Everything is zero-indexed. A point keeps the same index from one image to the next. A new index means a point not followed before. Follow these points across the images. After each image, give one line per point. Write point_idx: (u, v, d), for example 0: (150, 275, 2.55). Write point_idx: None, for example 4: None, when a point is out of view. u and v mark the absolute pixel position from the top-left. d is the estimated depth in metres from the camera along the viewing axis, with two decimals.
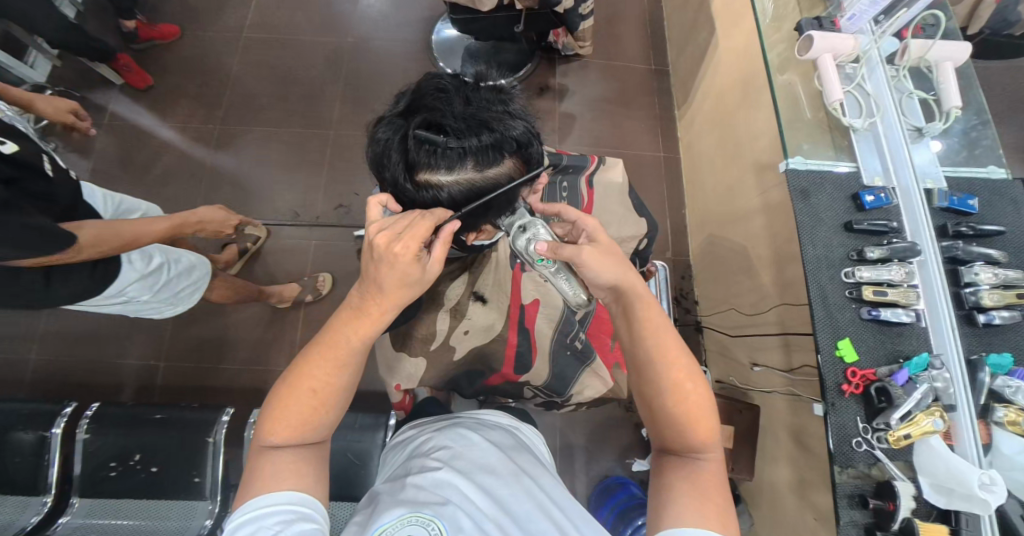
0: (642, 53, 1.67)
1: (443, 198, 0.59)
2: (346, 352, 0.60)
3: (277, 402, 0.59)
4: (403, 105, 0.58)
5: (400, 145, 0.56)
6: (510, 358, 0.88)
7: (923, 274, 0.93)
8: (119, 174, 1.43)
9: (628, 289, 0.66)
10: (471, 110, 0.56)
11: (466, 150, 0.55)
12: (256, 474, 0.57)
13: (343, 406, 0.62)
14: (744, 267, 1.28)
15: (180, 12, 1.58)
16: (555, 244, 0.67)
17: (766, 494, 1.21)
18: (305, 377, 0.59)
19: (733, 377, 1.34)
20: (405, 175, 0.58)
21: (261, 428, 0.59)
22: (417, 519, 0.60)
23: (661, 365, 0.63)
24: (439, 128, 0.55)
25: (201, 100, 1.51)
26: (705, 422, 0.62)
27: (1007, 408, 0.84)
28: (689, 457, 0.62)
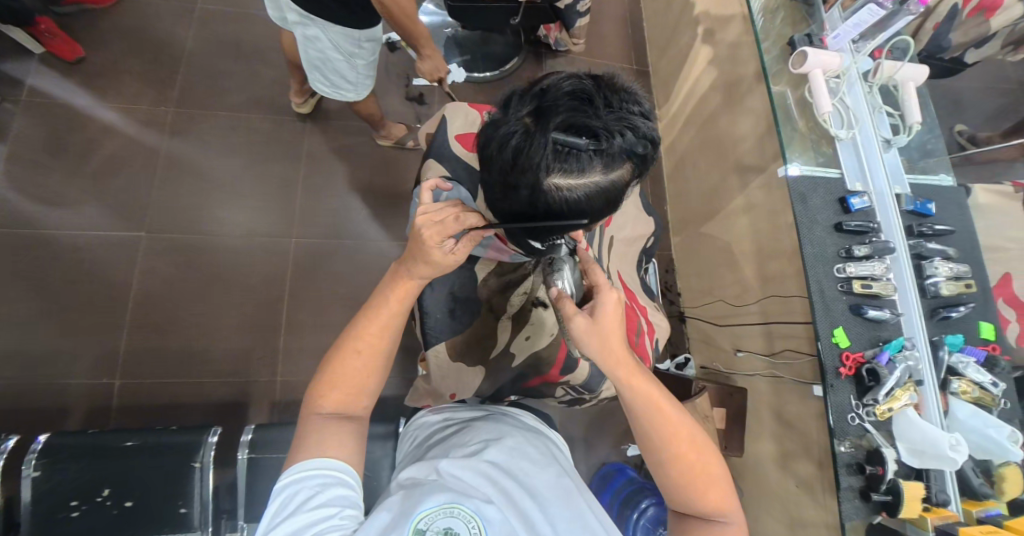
0: (624, 53, 1.72)
1: (568, 200, 0.60)
2: (385, 317, 0.68)
3: (327, 372, 0.67)
4: (532, 106, 0.58)
5: (533, 146, 0.56)
6: (558, 359, 0.89)
7: (895, 269, 1.07)
8: (48, 162, 1.21)
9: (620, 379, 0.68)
10: (610, 113, 0.58)
11: (600, 152, 0.57)
12: (302, 443, 0.65)
13: (384, 372, 0.70)
14: (727, 261, 1.38)
15: None
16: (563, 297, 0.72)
17: (751, 468, 1.31)
18: (352, 340, 0.68)
19: (716, 362, 1.45)
20: (537, 181, 0.58)
21: (312, 397, 0.67)
22: (456, 512, 0.58)
23: (659, 439, 0.68)
24: (580, 131, 0.55)
25: (150, 77, 1.31)
26: (711, 489, 0.68)
27: (959, 380, 1.00)
28: (711, 521, 0.68)
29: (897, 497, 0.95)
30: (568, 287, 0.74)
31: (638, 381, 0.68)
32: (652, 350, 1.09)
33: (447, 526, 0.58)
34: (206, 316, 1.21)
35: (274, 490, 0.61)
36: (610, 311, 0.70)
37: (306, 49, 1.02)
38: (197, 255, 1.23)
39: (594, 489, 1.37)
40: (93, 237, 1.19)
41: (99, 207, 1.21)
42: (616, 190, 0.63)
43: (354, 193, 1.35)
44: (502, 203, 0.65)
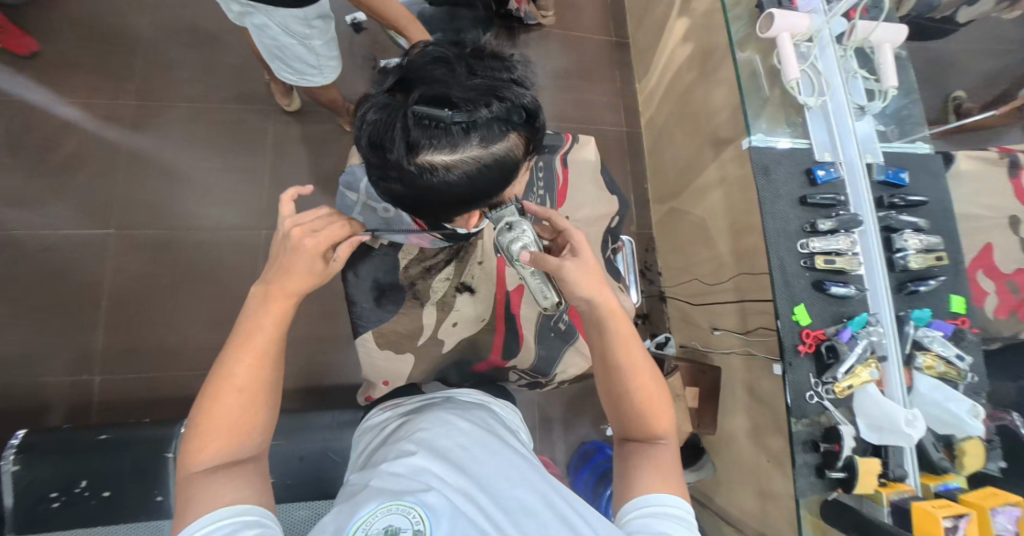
0: (602, 24, 1.66)
1: (449, 179, 0.57)
2: (260, 345, 0.62)
3: (201, 418, 0.58)
4: (394, 86, 0.57)
5: (400, 123, 0.54)
6: (498, 346, 0.93)
7: (863, 242, 1.04)
8: (14, 163, 1.23)
9: (601, 304, 0.69)
10: (477, 81, 0.55)
11: (471, 123, 0.53)
12: (188, 497, 0.54)
13: (274, 403, 0.62)
14: (703, 238, 1.35)
15: None
16: (540, 253, 0.70)
17: (726, 444, 1.32)
18: (223, 378, 0.59)
19: (694, 340, 1.44)
20: (408, 161, 0.56)
21: (186, 455, 0.57)
22: (397, 506, 0.50)
23: (619, 366, 0.68)
24: (444, 103, 0.53)
25: (109, 72, 1.30)
26: (658, 411, 0.68)
27: (925, 355, 0.99)
28: (654, 443, 0.67)
29: (853, 472, 0.95)
30: (532, 246, 0.72)
31: (619, 314, 0.69)
32: None
33: (388, 524, 0.49)
34: (181, 310, 1.24)
35: None
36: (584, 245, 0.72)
37: (260, 37, 1.01)
38: (167, 250, 1.25)
39: (572, 468, 1.40)
40: (64, 238, 1.22)
41: (67, 206, 1.23)
42: (506, 164, 0.59)
43: (324, 182, 1.35)
44: (389, 190, 0.64)
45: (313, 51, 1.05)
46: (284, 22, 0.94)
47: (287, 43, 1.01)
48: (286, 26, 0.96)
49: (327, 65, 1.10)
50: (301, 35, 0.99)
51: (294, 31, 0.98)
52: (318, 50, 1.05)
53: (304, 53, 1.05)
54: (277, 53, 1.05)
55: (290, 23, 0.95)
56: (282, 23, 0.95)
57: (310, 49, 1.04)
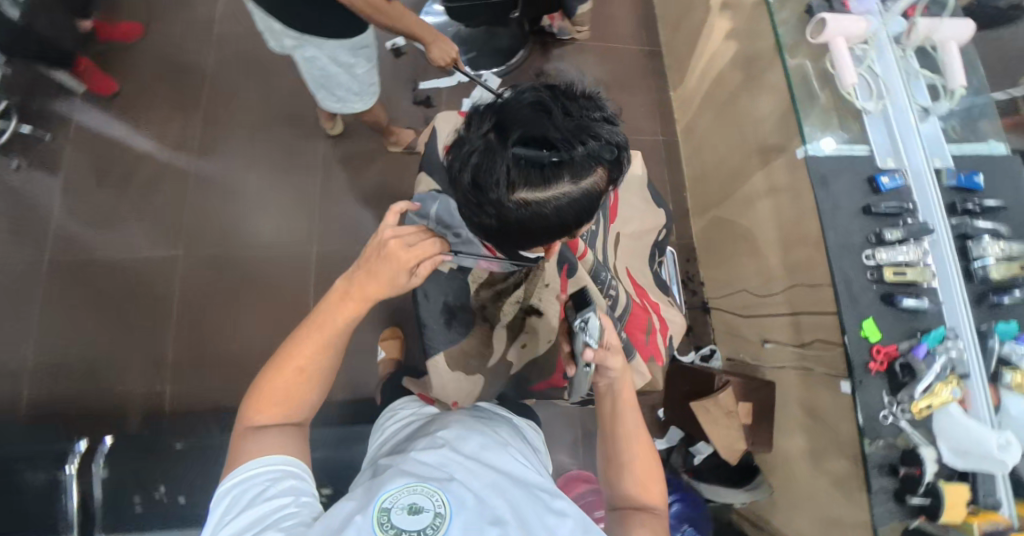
0: (635, 35, 1.67)
1: (540, 216, 0.58)
2: (329, 336, 0.69)
3: (264, 384, 0.66)
4: (488, 123, 0.56)
5: (496, 163, 0.54)
6: (563, 364, 0.89)
7: (935, 251, 0.97)
8: (93, 188, 1.33)
9: (619, 385, 0.78)
10: (571, 121, 0.55)
11: (569, 164, 0.54)
12: (241, 450, 0.62)
13: (325, 389, 0.70)
14: (749, 246, 1.31)
15: (141, 12, 1.46)
16: (604, 365, 0.71)
17: (782, 466, 1.23)
18: (290, 352, 0.67)
19: (744, 354, 1.38)
20: (501, 199, 0.56)
21: (247, 412, 0.65)
22: (421, 487, 0.51)
23: (626, 437, 0.76)
24: (543, 144, 0.53)
25: (176, 103, 1.40)
26: (653, 483, 0.75)
27: (1015, 372, 0.87)
28: (648, 510, 0.73)
29: (937, 500, 0.87)
30: (592, 343, 0.72)
31: (627, 391, 0.79)
32: (666, 347, 1.05)
33: (411, 501, 0.50)
34: (239, 326, 1.29)
35: (220, 492, 0.57)
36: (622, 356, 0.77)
37: (308, 69, 1.07)
38: (226, 268, 1.31)
39: None
40: (137, 257, 1.30)
41: (138, 227, 1.31)
42: (593, 199, 0.60)
43: (369, 200, 1.39)
44: (474, 222, 0.64)
45: (358, 79, 1.11)
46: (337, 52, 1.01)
47: (336, 73, 1.08)
48: (337, 57, 1.03)
49: (368, 92, 1.17)
50: (347, 65, 1.06)
51: (342, 61, 1.04)
52: (362, 79, 1.12)
53: (350, 82, 1.11)
54: (326, 83, 1.11)
55: (340, 53, 1.01)
56: (332, 53, 1.02)
57: (354, 78, 1.10)
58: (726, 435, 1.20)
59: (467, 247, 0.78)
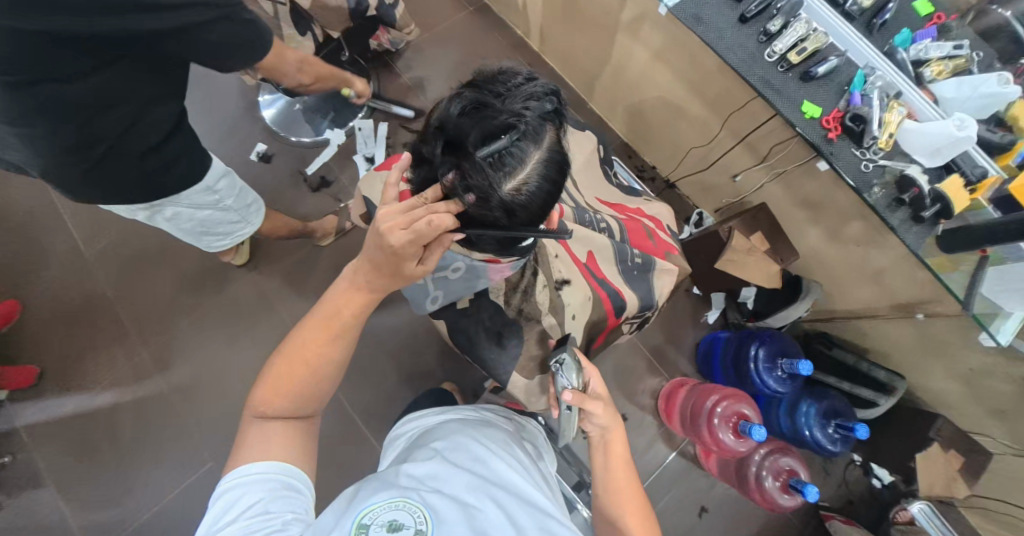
0: (455, 5, 1.70)
1: (534, 195, 0.60)
2: (340, 324, 0.68)
3: (274, 368, 0.67)
4: (446, 147, 0.59)
5: (476, 175, 0.57)
6: (610, 309, 0.99)
7: (814, 15, 1.05)
8: (91, 465, 1.25)
9: (612, 431, 0.80)
10: (504, 100, 0.58)
11: (527, 135, 0.56)
12: (250, 438, 0.64)
13: (335, 378, 0.71)
14: (671, 111, 1.36)
15: (7, 284, 1.35)
16: (582, 396, 0.77)
17: (815, 261, 1.32)
18: (298, 346, 0.67)
19: (726, 198, 1.45)
20: (497, 202, 0.58)
21: (257, 394, 0.67)
22: (404, 504, 0.56)
23: (608, 474, 0.79)
24: (498, 133, 0.56)
25: (112, 338, 1.34)
26: (640, 518, 0.76)
27: (930, 67, 1.01)
28: None
29: (945, 201, 0.95)
30: (572, 383, 0.81)
31: (616, 432, 0.80)
32: (670, 238, 1.14)
33: (392, 519, 0.54)
34: None
35: (219, 492, 0.59)
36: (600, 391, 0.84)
37: (177, 224, 1.08)
38: None
39: (705, 370, 1.48)
40: (179, 491, 1.25)
41: (161, 465, 1.26)
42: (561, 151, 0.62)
43: None
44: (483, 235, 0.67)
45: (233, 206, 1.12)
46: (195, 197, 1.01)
47: (209, 212, 1.08)
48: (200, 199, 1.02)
49: (254, 209, 1.18)
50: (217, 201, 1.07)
51: (207, 201, 1.05)
52: (239, 202, 1.12)
53: (229, 213, 1.12)
54: (208, 227, 1.13)
55: (200, 195, 1.01)
56: (193, 200, 1.02)
57: (229, 208, 1.11)
58: (755, 269, 1.28)
59: (467, 267, 0.86)
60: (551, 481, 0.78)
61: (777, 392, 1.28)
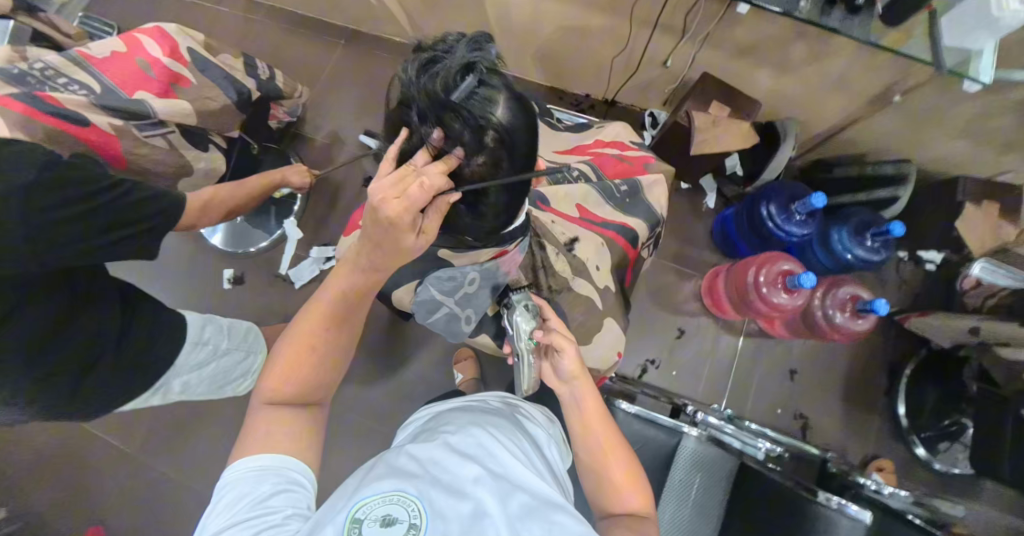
0: (328, 47, 1.66)
1: (521, 124, 0.56)
2: (336, 309, 0.67)
3: (275, 357, 0.67)
4: (418, 116, 0.54)
5: (463, 125, 0.52)
6: (624, 244, 0.99)
7: None
8: None
9: (581, 385, 0.72)
10: (445, 47, 0.51)
11: (487, 66, 0.51)
12: (258, 426, 0.64)
13: (337, 367, 0.70)
14: (575, 37, 1.32)
15: (81, 515, 1.37)
16: (549, 331, 0.73)
17: (777, 101, 1.29)
18: (297, 332, 0.67)
19: (668, 87, 1.41)
20: (494, 141, 0.54)
21: (261, 381, 0.66)
22: (399, 498, 0.52)
23: (590, 431, 0.71)
24: (464, 74, 0.50)
25: (198, 511, 1.37)
26: (636, 482, 0.70)
27: None
28: (632, 515, 0.68)
29: None
30: (532, 326, 0.75)
31: (591, 390, 0.73)
32: (637, 149, 1.12)
33: (386, 513, 0.51)
34: None
35: (217, 496, 0.58)
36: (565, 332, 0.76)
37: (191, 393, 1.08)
38: None
39: (728, 250, 1.48)
40: None
41: None
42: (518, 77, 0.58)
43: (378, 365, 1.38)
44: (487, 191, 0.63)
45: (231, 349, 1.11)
46: (189, 359, 1.00)
47: (215, 364, 1.08)
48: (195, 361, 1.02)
49: (253, 339, 1.18)
50: (217, 353, 1.07)
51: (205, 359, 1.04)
52: (234, 343, 1.12)
53: (235, 358, 1.12)
54: (223, 379, 1.12)
55: (194, 352, 1.01)
56: (191, 364, 1.02)
57: (229, 350, 1.10)
58: (730, 138, 1.25)
59: (480, 275, 0.85)
60: (547, 451, 0.72)
61: (805, 235, 1.27)
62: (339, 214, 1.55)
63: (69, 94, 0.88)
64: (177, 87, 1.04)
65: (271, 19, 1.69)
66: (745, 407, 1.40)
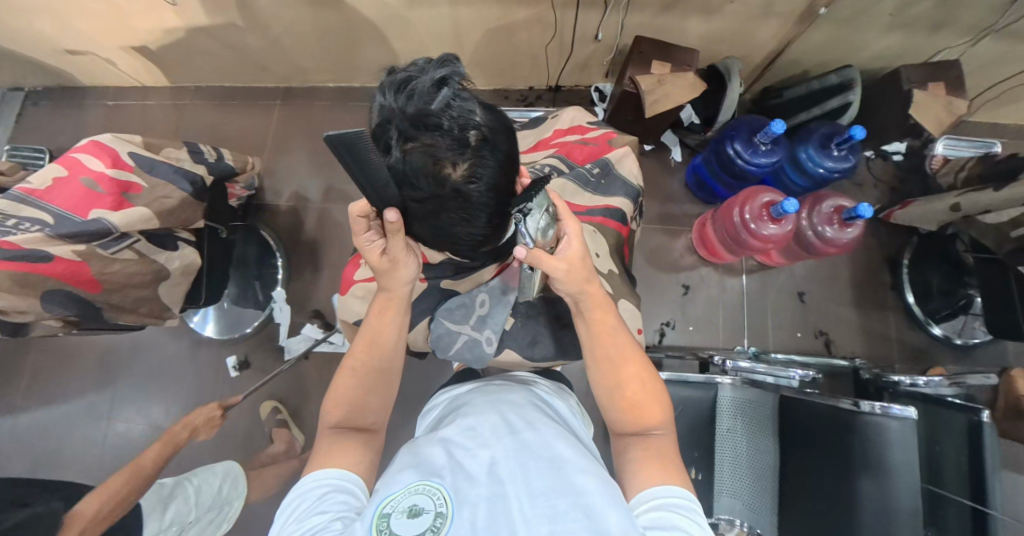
0: (266, 112, 1.64)
1: (493, 132, 0.62)
2: (383, 337, 0.76)
3: (334, 388, 0.73)
4: (399, 133, 0.59)
5: (438, 134, 0.58)
6: (611, 222, 1.00)
7: None
8: None
9: (587, 295, 0.71)
10: (421, 71, 0.59)
11: (457, 81, 0.59)
12: (326, 447, 0.68)
13: (387, 391, 0.75)
14: (504, 37, 1.33)
15: None
16: (531, 250, 0.68)
17: (713, 43, 1.32)
18: (348, 361, 0.75)
19: (606, 59, 1.43)
20: (468, 149, 0.60)
21: (323, 409, 0.72)
22: (422, 488, 0.54)
23: (602, 352, 0.72)
24: (438, 89, 0.58)
25: None
26: (648, 405, 0.70)
27: None
28: (644, 434, 0.69)
29: None
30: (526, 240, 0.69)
31: (601, 305, 0.72)
32: (597, 127, 1.13)
33: (411, 504, 0.53)
34: None
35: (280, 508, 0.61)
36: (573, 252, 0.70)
37: None
38: None
39: (707, 197, 1.50)
40: None
41: None
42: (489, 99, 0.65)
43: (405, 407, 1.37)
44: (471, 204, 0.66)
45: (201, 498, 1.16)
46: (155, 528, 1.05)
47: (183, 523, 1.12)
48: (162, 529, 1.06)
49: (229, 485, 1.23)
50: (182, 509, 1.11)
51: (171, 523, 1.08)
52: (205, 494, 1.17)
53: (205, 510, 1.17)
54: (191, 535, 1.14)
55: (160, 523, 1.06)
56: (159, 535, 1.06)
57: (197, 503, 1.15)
58: (680, 91, 1.27)
59: (489, 294, 0.94)
60: (567, 416, 0.74)
61: (774, 163, 1.28)
62: (325, 271, 1.52)
63: (24, 234, 0.88)
64: (131, 196, 1.00)
65: (201, 101, 1.66)
66: (767, 341, 1.43)
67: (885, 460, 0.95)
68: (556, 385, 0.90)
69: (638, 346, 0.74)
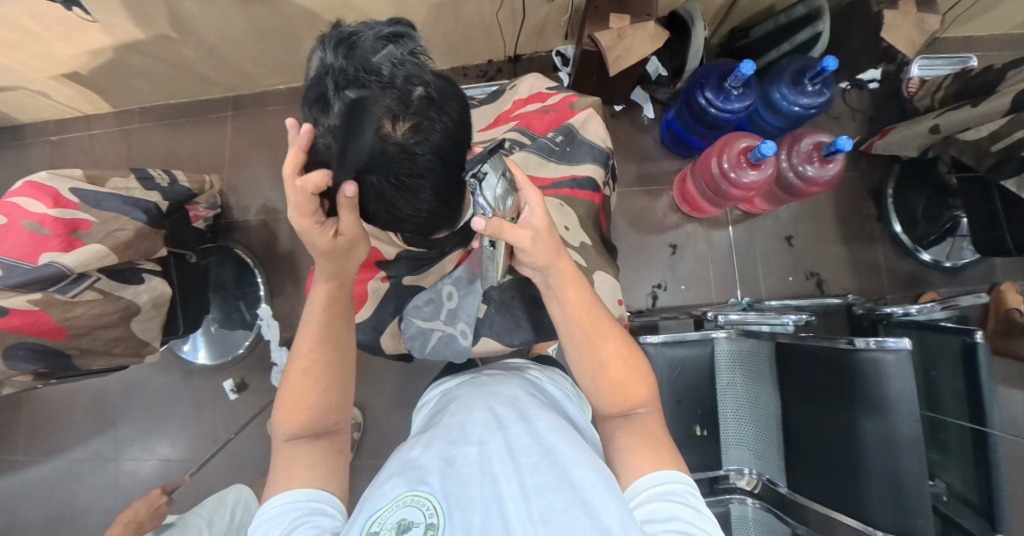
0: (216, 124, 1.56)
1: (443, 96, 0.59)
2: (322, 332, 0.70)
3: (281, 396, 0.68)
4: (337, 84, 0.56)
5: (380, 87, 0.55)
6: (581, 193, 0.97)
7: None
8: None
9: (560, 268, 0.68)
10: (367, 28, 0.58)
11: (406, 41, 0.58)
12: (283, 460, 0.65)
13: (345, 389, 0.71)
14: (454, 12, 1.25)
15: None
16: (496, 220, 0.61)
17: None
18: (293, 363, 0.69)
19: (563, 20, 1.35)
20: (413, 103, 0.56)
21: (275, 420, 0.68)
22: (412, 499, 0.51)
23: (580, 334, 0.69)
24: (385, 43, 0.57)
25: None
26: (632, 383, 0.67)
27: None
28: (630, 415, 0.67)
29: None
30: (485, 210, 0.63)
31: (574, 281, 0.69)
32: (560, 93, 1.07)
33: (400, 518, 0.50)
34: None
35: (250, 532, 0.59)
36: (539, 220, 0.65)
37: None
38: None
39: (682, 150, 1.45)
40: None
41: None
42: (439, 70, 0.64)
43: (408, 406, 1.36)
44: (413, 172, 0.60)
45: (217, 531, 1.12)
46: None
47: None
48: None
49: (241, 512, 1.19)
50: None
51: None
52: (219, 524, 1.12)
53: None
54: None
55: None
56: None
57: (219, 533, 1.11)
58: (644, 45, 1.20)
59: (455, 285, 0.92)
60: (562, 407, 0.71)
61: (748, 107, 1.23)
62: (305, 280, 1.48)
63: None
64: (82, 235, 0.93)
65: (146, 121, 1.57)
66: (760, 289, 1.42)
67: (885, 395, 0.95)
68: (545, 368, 0.88)
69: (618, 325, 0.71)
